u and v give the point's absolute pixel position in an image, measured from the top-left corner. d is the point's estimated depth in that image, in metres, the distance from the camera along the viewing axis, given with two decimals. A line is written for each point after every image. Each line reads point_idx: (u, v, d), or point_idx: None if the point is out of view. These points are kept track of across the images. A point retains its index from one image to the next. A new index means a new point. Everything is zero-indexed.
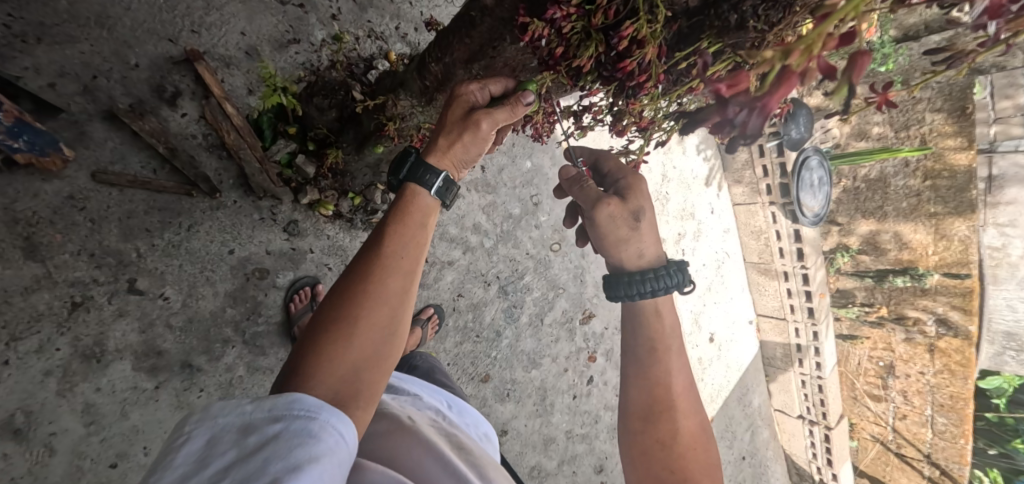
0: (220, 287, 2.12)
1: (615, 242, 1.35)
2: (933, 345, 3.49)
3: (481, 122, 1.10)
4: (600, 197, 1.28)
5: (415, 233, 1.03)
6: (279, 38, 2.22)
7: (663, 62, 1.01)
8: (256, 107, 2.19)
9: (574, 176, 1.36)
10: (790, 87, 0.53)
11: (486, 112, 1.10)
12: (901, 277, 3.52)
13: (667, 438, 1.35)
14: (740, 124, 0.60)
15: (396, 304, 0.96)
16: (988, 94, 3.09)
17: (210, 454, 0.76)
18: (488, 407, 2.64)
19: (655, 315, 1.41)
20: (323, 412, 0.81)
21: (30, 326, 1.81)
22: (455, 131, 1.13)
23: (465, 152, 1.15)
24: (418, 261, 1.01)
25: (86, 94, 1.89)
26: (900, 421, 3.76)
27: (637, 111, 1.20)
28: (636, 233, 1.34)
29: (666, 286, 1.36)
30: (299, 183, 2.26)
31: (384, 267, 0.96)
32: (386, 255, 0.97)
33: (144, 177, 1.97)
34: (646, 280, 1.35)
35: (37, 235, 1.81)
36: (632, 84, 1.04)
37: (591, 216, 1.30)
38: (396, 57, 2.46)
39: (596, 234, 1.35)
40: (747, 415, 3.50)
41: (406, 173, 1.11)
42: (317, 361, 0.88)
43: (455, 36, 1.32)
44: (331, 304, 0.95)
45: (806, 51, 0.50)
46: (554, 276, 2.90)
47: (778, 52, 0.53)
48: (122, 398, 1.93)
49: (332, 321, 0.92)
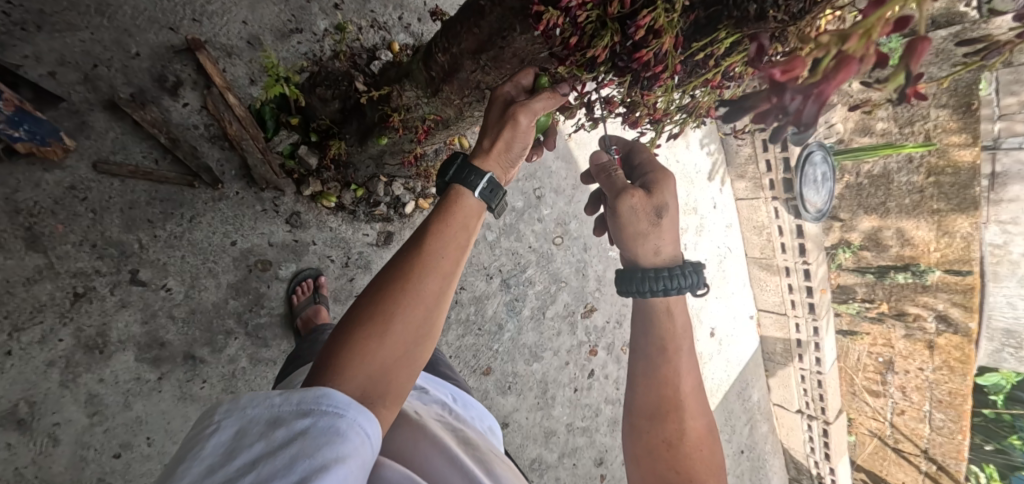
0: (223, 278, 2.11)
1: (633, 235, 1.34)
2: (933, 342, 3.51)
3: (521, 116, 1.09)
4: (625, 187, 1.28)
5: (456, 233, 1.00)
6: (282, 28, 2.20)
7: (679, 52, 1.01)
8: (258, 97, 2.16)
9: (604, 164, 1.37)
10: (851, 73, 0.49)
11: (524, 105, 1.10)
12: (903, 273, 3.53)
13: (674, 438, 1.35)
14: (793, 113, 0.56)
15: (432, 305, 0.94)
16: (993, 91, 3.08)
17: (238, 446, 0.77)
18: (490, 400, 2.65)
19: (666, 313, 1.40)
20: (351, 410, 0.81)
21: (32, 316, 1.80)
22: (498, 130, 1.12)
23: (507, 151, 1.13)
24: (457, 263, 0.98)
25: (86, 83, 1.87)
26: (898, 416, 3.79)
27: (651, 103, 1.19)
28: (656, 228, 1.33)
29: (680, 287, 1.35)
30: (302, 174, 2.25)
31: (422, 266, 0.94)
32: (426, 254, 0.95)
33: (145, 167, 1.95)
34: (659, 277, 1.35)
35: (38, 226, 1.80)
36: (648, 75, 1.05)
37: (614, 206, 1.30)
38: (399, 48, 2.43)
39: (615, 224, 1.34)
40: (746, 409, 3.53)
41: (451, 173, 1.08)
42: (347, 355, 0.87)
43: (464, 26, 1.30)
44: (367, 297, 0.94)
45: (866, 34, 0.49)
46: (557, 270, 2.90)
47: (835, 37, 0.50)
48: (125, 389, 1.94)
49: (366, 315, 0.91)
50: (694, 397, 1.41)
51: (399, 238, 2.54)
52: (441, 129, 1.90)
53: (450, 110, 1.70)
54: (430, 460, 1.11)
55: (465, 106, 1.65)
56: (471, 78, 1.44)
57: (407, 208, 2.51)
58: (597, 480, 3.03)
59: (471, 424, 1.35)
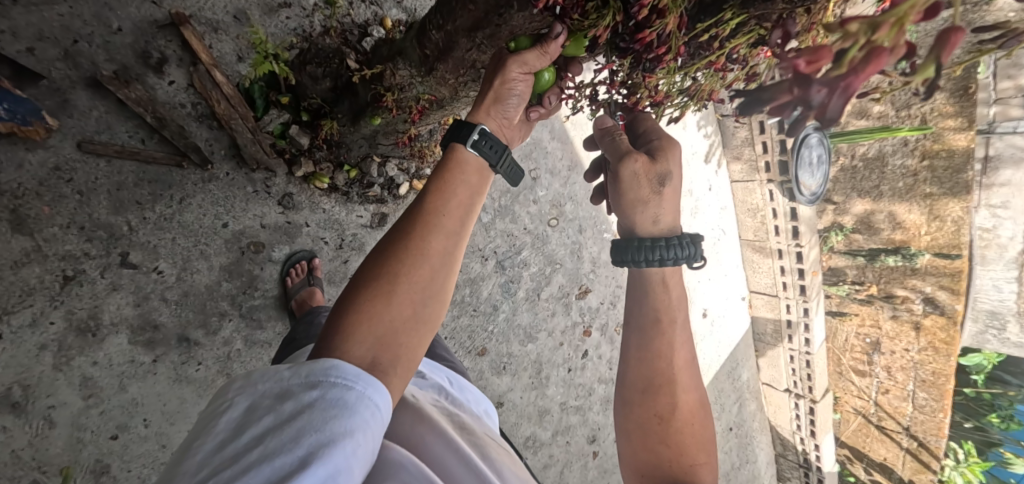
0: (215, 260, 2.09)
1: (633, 201, 1.33)
2: (919, 323, 3.58)
3: (510, 65, 1.08)
4: (629, 152, 1.26)
5: (458, 194, 1.02)
6: (270, 2, 2.12)
7: (683, 33, 1.00)
8: (247, 75, 2.10)
9: (608, 129, 1.35)
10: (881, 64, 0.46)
11: (515, 55, 1.08)
12: (893, 256, 3.57)
13: (665, 412, 1.37)
14: (817, 107, 0.52)
15: (439, 263, 0.95)
16: (990, 74, 3.07)
17: (248, 420, 0.78)
18: (485, 380, 2.68)
19: (662, 287, 1.40)
20: (360, 382, 0.81)
21: (22, 300, 1.78)
22: (491, 83, 1.11)
23: (505, 109, 1.14)
24: (462, 224, 0.99)
25: (67, 59, 1.80)
26: (882, 395, 3.89)
27: (653, 85, 1.18)
28: (658, 196, 1.32)
29: (675, 257, 1.34)
30: (293, 154, 2.21)
31: (428, 224, 0.96)
32: (429, 214, 0.96)
33: (132, 147, 1.91)
34: (656, 247, 1.34)
35: (23, 208, 1.76)
36: (650, 56, 1.04)
37: (615, 171, 1.28)
38: (391, 24, 2.36)
39: (614, 190, 1.33)
40: (735, 388, 3.60)
41: (448, 134, 1.09)
42: (355, 319, 0.88)
43: (459, 2, 1.26)
44: (372, 262, 0.95)
45: (897, 24, 0.45)
46: (552, 251, 2.90)
47: (864, 26, 0.47)
48: (120, 371, 1.93)
49: (372, 278, 0.92)
50: (688, 371, 1.43)
51: (394, 219, 2.52)
52: (436, 108, 1.87)
53: (445, 89, 1.67)
54: (429, 446, 1.11)
55: (461, 85, 1.61)
56: (467, 57, 1.41)
57: (401, 190, 2.49)
58: (589, 457, 3.11)
59: (466, 406, 1.37)
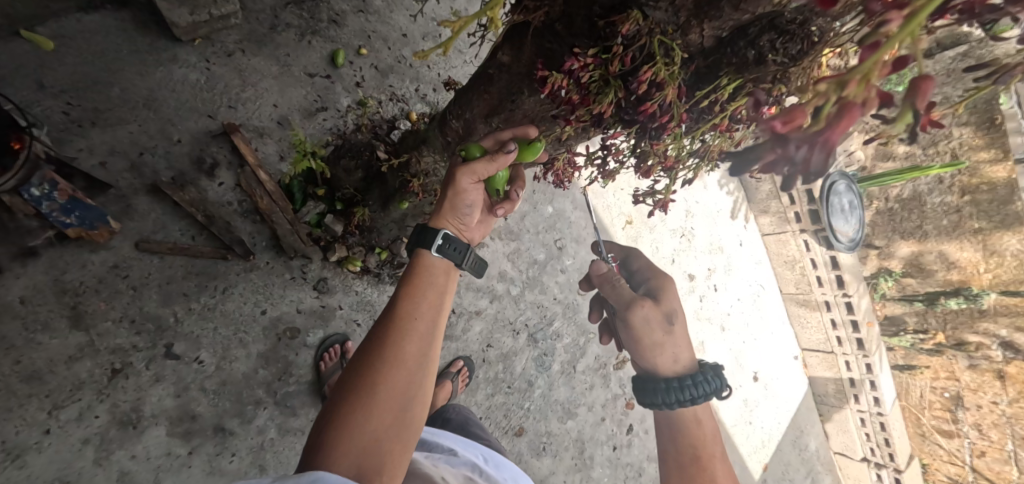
0: (253, 348, 2.14)
1: (650, 345, 1.55)
2: (1002, 371, 3.22)
3: (459, 176, 1.16)
4: (635, 299, 1.55)
5: (428, 293, 1.05)
6: (309, 107, 2.36)
7: (683, 102, 1.04)
8: (288, 172, 2.30)
9: (605, 274, 1.65)
10: (853, 120, 0.48)
11: (464, 165, 1.16)
12: (954, 298, 3.30)
13: None
14: (800, 163, 0.53)
15: (415, 365, 0.96)
16: (1015, 103, 2.93)
17: None
18: (525, 463, 2.52)
19: (695, 423, 1.56)
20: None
21: (71, 394, 1.84)
22: (446, 193, 1.20)
23: (462, 211, 1.20)
24: (437, 322, 1.02)
25: (133, 170, 2.02)
26: (979, 459, 3.43)
27: (662, 151, 1.21)
28: (669, 335, 1.57)
29: (703, 393, 1.51)
30: (328, 241, 2.34)
31: (407, 331, 0.97)
32: (402, 316, 0.98)
33: (183, 244, 2.06)
34: (684, 387, 1.50)
35: (83, 305, 1.90)
36: (655, 125, 1.07)
37: (627, 316, 1.54)
38: (417, 117, 2.59)
39: (631, 336, 1.56)
40: (804, 460, 3.24)
41: (414, 239, 1.14)
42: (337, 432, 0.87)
43: (474, 93, 1.39)
44: (349, 374, 0.95)
45: (863, 81, 0.47)
46: (583, 321, 2.83)
47: (832, 85, 0.49)
48: (156, 465, 1.92)
49: (349, 391, 0.92)
50: (718, 463, 1.54)
51: None
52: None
53: None
54: None
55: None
56: (487, 138, 1.49)
57: None
58: None
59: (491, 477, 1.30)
